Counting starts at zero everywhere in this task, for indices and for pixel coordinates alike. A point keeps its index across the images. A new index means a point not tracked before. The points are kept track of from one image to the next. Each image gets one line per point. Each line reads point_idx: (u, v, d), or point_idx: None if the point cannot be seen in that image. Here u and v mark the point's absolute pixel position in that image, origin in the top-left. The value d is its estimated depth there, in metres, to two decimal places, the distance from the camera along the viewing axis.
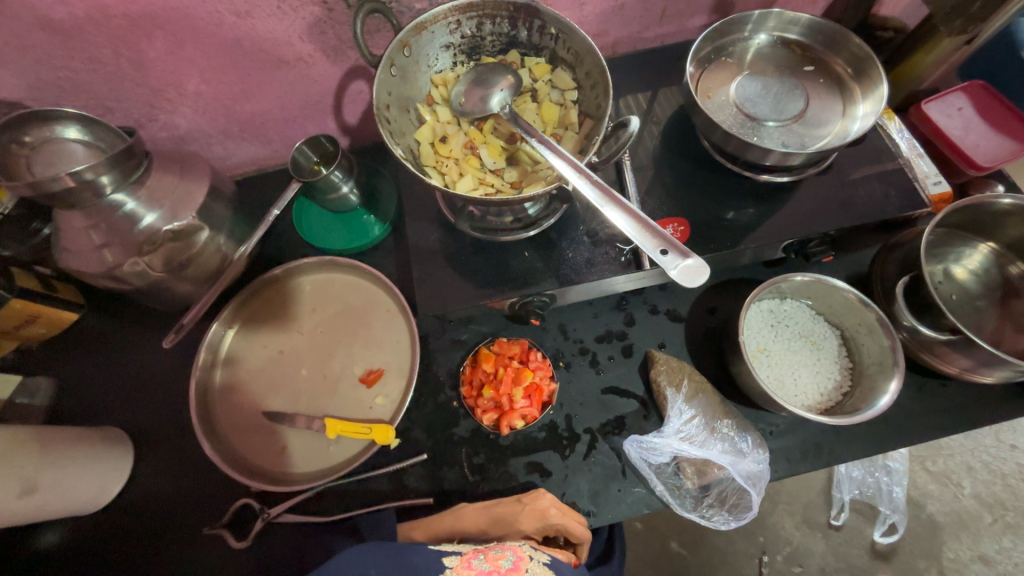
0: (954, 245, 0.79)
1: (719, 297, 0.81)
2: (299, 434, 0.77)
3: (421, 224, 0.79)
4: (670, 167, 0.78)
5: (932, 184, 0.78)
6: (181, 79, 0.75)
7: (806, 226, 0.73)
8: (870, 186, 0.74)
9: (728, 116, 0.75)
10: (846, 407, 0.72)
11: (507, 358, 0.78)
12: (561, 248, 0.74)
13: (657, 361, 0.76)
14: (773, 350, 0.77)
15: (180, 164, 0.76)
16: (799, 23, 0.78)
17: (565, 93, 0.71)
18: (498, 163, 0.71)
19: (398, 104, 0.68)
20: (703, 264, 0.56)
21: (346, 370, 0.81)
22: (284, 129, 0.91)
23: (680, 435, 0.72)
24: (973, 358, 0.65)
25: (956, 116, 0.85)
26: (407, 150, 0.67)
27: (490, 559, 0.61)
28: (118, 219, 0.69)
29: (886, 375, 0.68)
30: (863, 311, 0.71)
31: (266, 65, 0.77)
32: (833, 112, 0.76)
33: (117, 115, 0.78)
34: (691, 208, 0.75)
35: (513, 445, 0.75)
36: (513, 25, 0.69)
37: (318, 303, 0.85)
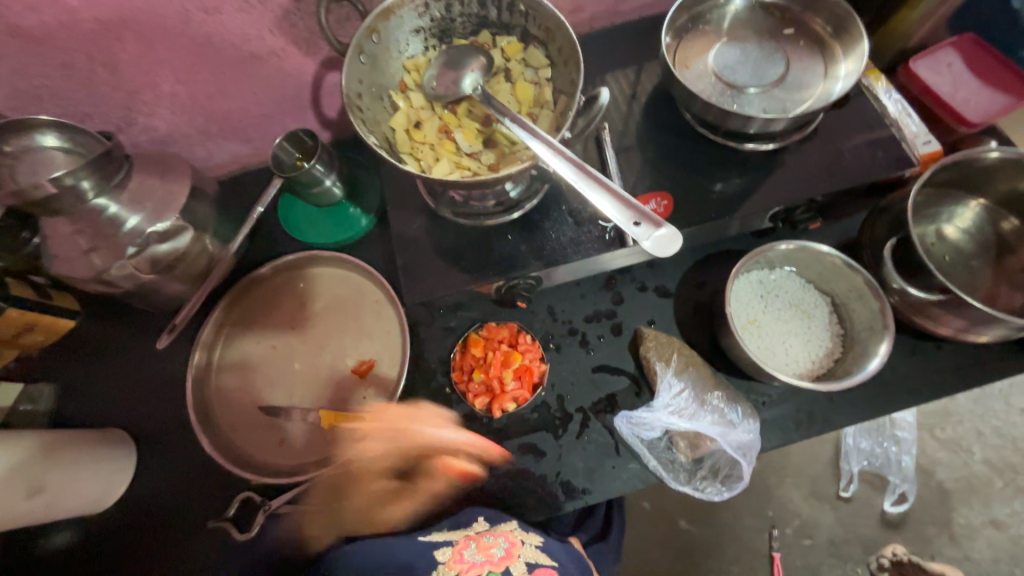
0: (945, 204, 0.78)
1: (708, 271, 0.81)
2: (296, 427, 0.78)
3: (404, 212, 0.78)
4: (652, 141, 0.77)
5: (922, 143, 0.76)
6: (156, 81, 0.75)
7: (790, 193, 0.72)
8: (856, 148, 0.73)
9: (707, 85, 0.73)
10: (838, 373, 0.71)
11: (496, 342, 0.78)
12: (544, 229, 0.74)
13: (645, 338, 0.75)
14: (764, 321, 0.76)
15: (161, 166, 0.77)
16: None
17: (539, 71, 0.70)
18: (475, 146, 0.70)
19: (370, 92, 0.67)
20: (677, 235, 0.55)
21: (338, 362, 0.81)
22: (265, 126, 0.91)
23: (670, 409, 0.71)
24: (965, 318, 0.64)
25: (946, 73, 0.82)
26: (381, 139, 0.67)
27: (482, 549, 0.62)
28: (102, 223, 0.70)
29: (877, 339, 0.67)
30: (852, 275, 0.70)
31: (239, 62, 0.77)
32: (816, 74, 0.74)
33: (96, 120, 0.78)
34: (674, 182, 0.74)
35: (507, 428, 0.76)
36: (482, 4, 0.68)
37: (307, 298, 0.85)
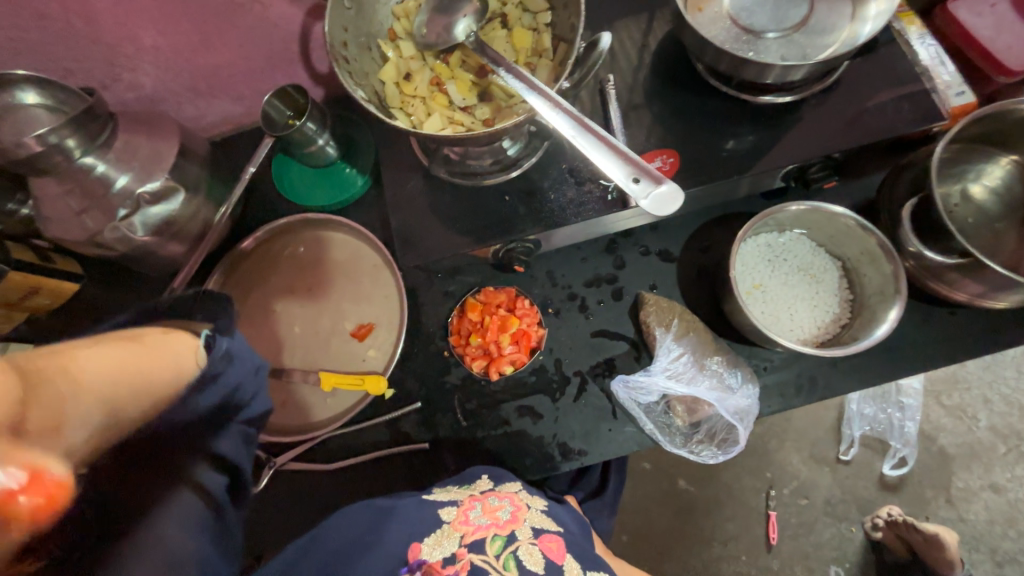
0: (972, 162, 0.73)
1: (714, 234, 0.78)
2: (297, 389, 0.79)
3: (398, 173, 0.76)
4: (660, 93, 0.72)
5: (955, 94, 0.71)
6: (136, 33, 0.72)
7: (805, 149, 0.68)
8: (881, 100, 0.67)
9: (722, 30, 0.67)
10: (844, 339, 0.69)
11: (493, 307, 0.78)
12: (542, 189, 0.71)
13: (646, 302, 0.74)
14: (770, 286, 0.73)
15: (148, 125, 0.74)
16: None
17: (538, 16, 0.64)
18: (468, 100, 0.66)
19: (356, 40, 0.63)
20: (678, 192, 0.52)
21: (337, 326, 0.81)
22: (253, 81, 0.87)
23: (668, 373, 0.71)
24: (984, 284, 0.61)
25: (987, 14, 0.74)
26: (370, 92, 0.63)
27: (488, 511, 0.63)
28: (92, 182, 0.69)
29: (887, 304, 0.65)
30: (865, 237, 0.66)
31: (221, 10, 0.72)
32: (842, 15, 0.67)
33: (78, 77, 0.75)
34: (681, 139, 0.70)
35: (504, 391, 0.76)
36: None
37: (305, 262, 0.85)
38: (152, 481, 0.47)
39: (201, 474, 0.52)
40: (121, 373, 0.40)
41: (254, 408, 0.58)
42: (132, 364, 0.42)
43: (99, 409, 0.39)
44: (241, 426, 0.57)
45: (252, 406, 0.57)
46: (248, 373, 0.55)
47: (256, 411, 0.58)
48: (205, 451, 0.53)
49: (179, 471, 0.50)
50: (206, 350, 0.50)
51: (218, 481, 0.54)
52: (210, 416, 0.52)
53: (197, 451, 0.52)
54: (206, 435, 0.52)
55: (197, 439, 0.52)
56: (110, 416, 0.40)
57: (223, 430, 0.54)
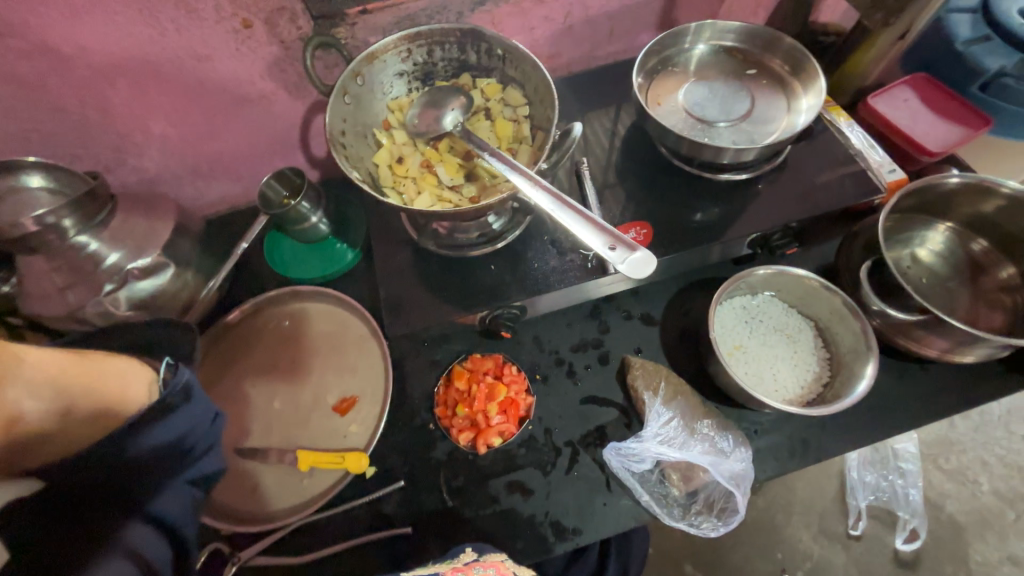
0: (915, 229, 0.79)
1: (692, 298, 0.81)
2: (271, 469, 0.74)
3: (389, 246, 0.79)
4: (630, 173, 0.80)
5: (888, 172, 0.79)
6: (147, 124, 0.78)
7: (764, 219, 0.74)
8: (824, 177, 0.76)
9: (679, 120, 0.77)
10: (828, 397, 0.70)
11: (481, 374, 0.77)
12: (526, 258, 0.75)
13: (632, 366, 0.75)
14: (750, 346, 0.75)
15: (147, 205, 0.78)
16: (735, 30, 0.80)
17: (517, 109, 0.73)
18: (456, 180, 0.72)
19: (354, 130, 0.70)
20: (651, 257, 0.57)
21: (319, 400, 0.79)
22: (254, 166, 0.93)
23: (659, 438, 0.69)
24: (948, 338, 0.64)
25: (903, 108, 0.87)
26: (364, 174, 0.69)
27: None
28: (82, 260, 0.70)
29: (862, 361, 0.67)
30: (830, 297, 0.70)
31: (231, 104, 0.80)
32: (780, 108, 0.78)
33: (85, 161, 0.79)
34: (652, 211, 0.76)
35: (493, 465, 0.73)
36: (462, 49, 0.71)
37: (290, 334, 0.84)
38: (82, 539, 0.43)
39: (135, 537, 0.45)
40: (84, 369, 0.44)
41: (204, 466, 0.51)
42: (96, 367, 0.45)
43: (48, 386, 0.41)
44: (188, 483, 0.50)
45: (203, 463, 0.51)
46: (204, 419, 0.50)
47: (206, 469, 0.52)
48: (140, 513, 0.46)
49: (111, 533, 0.44)
50: (162, 383, 0.50)
51: (153, 549, 0.46)
52: (148, 469, 0.46)
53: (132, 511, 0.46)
54: (142, 494, 0.46)
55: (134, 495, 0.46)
56: (56, 399, 0.42)
57: (163, 490, 0.48)
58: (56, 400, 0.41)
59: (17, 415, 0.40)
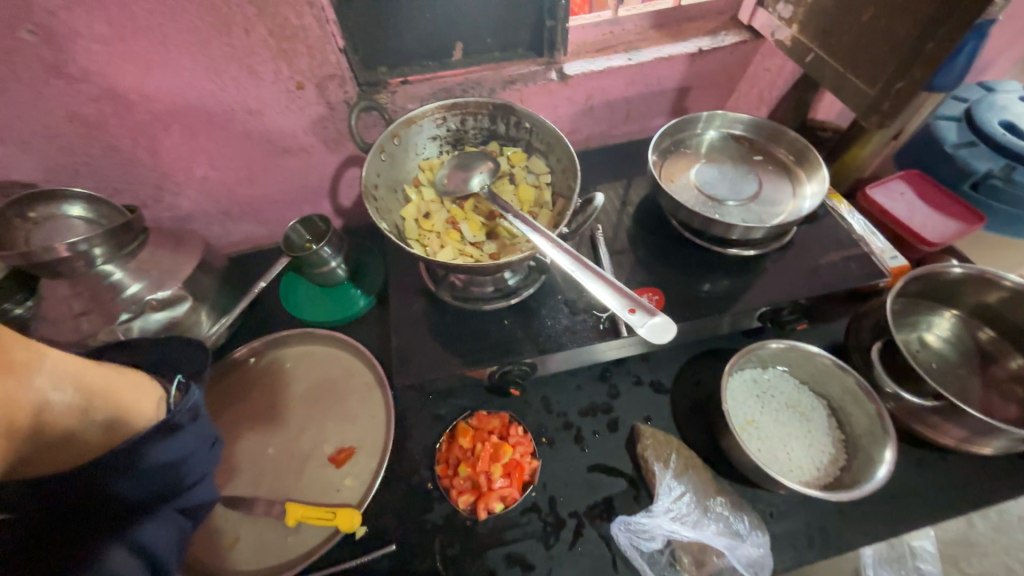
0: (923, 313, 0.81)
1: (702, 368, 0.81)
2: (255, 522, 0.70)
3: (405, 295, 0.81)
4: (642, 242, 0.84)
5: (889, 258, 0.81)
6: (191, 166, 0.83)
7: (774, 295, 0.76)
8: (831, 259, 0.79)
9: (691, 197, 0.81)
10: (846, 482, 0.67)
11: (486, 433, 0.74)
12: (540, 316, 0.76)
13: (643, 434, 0.73)
14: (763, 422, 0.74)
15: (176, 240, 0.80)
16: (742, 121, 0.87)
17: (540, 176, 0.78)
18: (478, 237, 0.75)
19: (386, 184, 0.74)
20: (671, 323, 0.57)
21: (315, 449, 0.76)
22: (282, 210, 0.97)
23: (671, 515, 0.66)
24: (965, 427, 0.63)
25: (900, 200, 0.93)
26: (391, 225, 0.72)
27: None
28: (103, 288, 0.71)
29: (879, 444, 0.65)
30: (843, 377, 0.70)
31: (272, 154, 0.85)
32: (786, 192, 0.83)
33: (124, 196, 0.83)
34: (664, 279, 0.79)
35: (492, 533, 0.68)
36: (493, 121, 0.78)
37: (295, 377, 0.83)
38: (61, 563, 0.40)
39: (118, 563, 0.41)
40: (108, 376, 0.46)
41: (195, 495, 0.50)
42: (116, 376, 0.47)
43: (73, 380, 0.42)
44: (178, 514, 0.48)
45: (195, 491, 0.50)
46: (201, 444, 0.49)
47: (196, 498, 0.51)
48: (123, 538, 0.43)
49: (91, 558, 0.41)
50: (169, 402, 0.51)
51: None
52: (139, 494, 0.44)
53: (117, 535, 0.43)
54: (131, 516, 0.44)
55: (121, 518, 0.44)
56: (78, 396, 0.42)
57: (150, 517, 0.46)
58: (81, 396, 0.42)
59: (43, 405, 0.40)
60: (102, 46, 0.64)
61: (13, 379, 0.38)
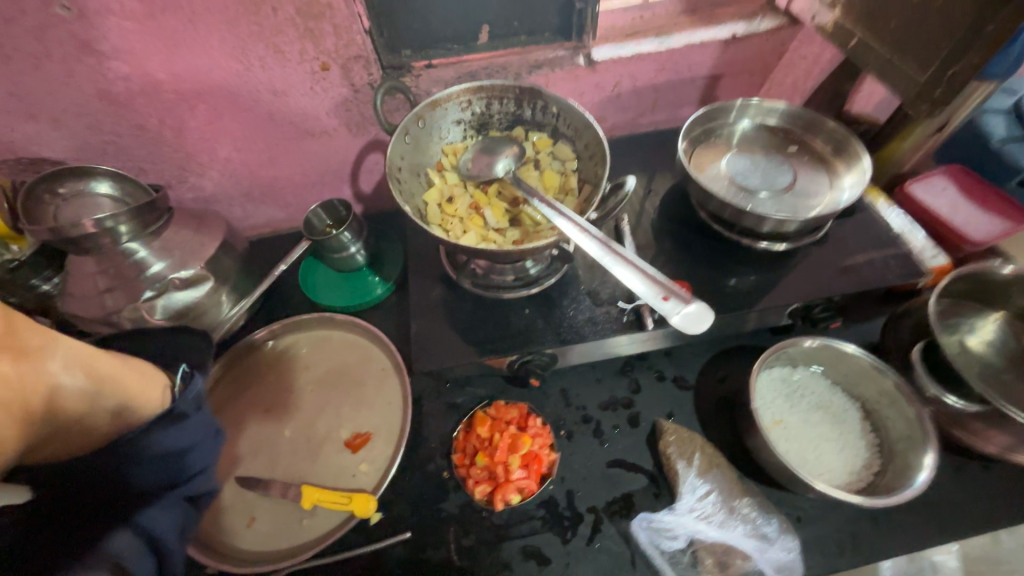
0: (965, 315, 0.77)
1: (727, 365, 0.78)
2: (271, 504, 0.70)
3: (424, 281, 0.80)
4: (668, 234, 0.81)
5: (930, 256, 0.78)
6: (215, 147, 0.83)
7: (807, 291, 0.73)
8: (868, 255, 0.76)
9: (722, 187, 0.78)
10: (880, 488, 0.64)
11: (504, 424, 0.72)
12: (562, 306, 0.74)
13: (666, 431, 0.70)
14: (792, 422, 0.71)
15: (199, 220, 0.81)
16: (778, 110, 0.84)
17: (566, 163, 0.76)
18: (501, 223, 0.73)
19: (409, 168, 0.73)
20: (708, 311, 0.55)
21: (332, 433, 0.75)
22: (303, 194, 0.97)
23: (696, 514, 0.65)
24: (1010, 433, 0.60)
25: (942, 197, 0.89)
26: (414, 209, 0.70)
27: None
28: (126, 266, 0.71)
29: (918, 450, 0.62)
30: (881, 378, 0.67)
31: (295, 136, 0.85)
32: (822, 185, 0.79)
33: (149, 176, 0.83)
34: (691, 273, 0.76)
35: (508, 525, 0.67)
36: (519, 105, 0.76)
37: (313, 361, 0.83)
38: (68, 542, 0.40)
39: (123, 546, 0.42)
40: (119, 363, 0.44)
41: (201, 483, 0.49)
42: (125, 365, 0.44)
43: (85, 363, 0.41)
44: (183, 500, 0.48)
45: (201, 480, 0.49)
46: (207, 432, 0.49)
47: (202, 486, 0.50)
48: (130, 522, 0.44)
49: (97, 539, 0.41)
50: (175, 390, 0.48)
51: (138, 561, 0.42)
52: (144, 478, 0.44)
53: (122, 518, 0.43)
54: (137, 500, 0.45)
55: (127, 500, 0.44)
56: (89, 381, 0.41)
57: (157, 502, 0.46)
58: (92, 379, 0.41)
59: (55, 387, 0.39)
60: (132, 22, 0.64)
61: (21, 361, 0.37)
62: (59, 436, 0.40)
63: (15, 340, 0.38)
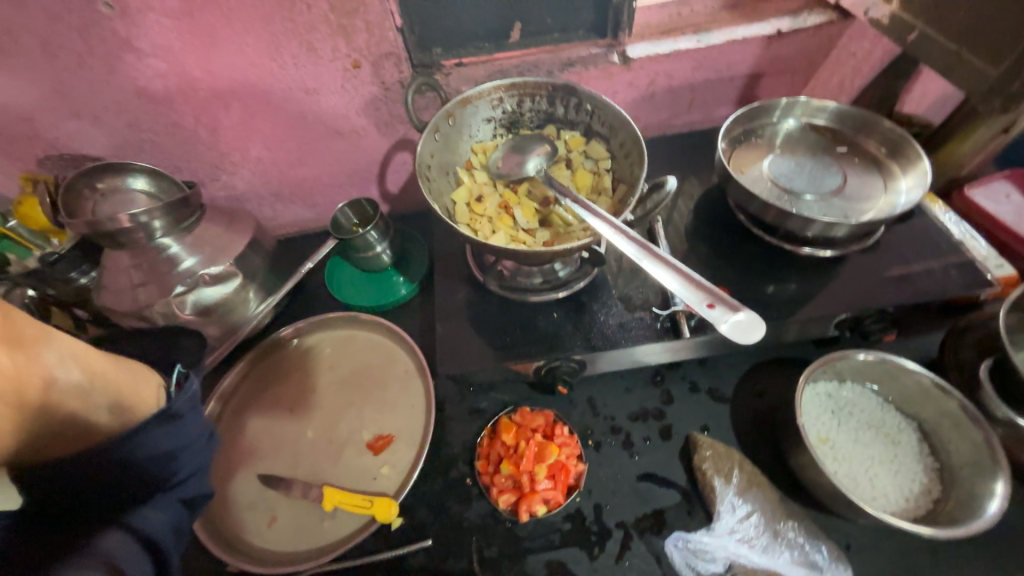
0: None
1: (767, 377, 0.74)
2: (293, 504, 0.69)
3: (450, 282, 0.78)
4: (704, 238, 0.77)
5: (994, 266, 0.72)
6: (246, 145, 0.83)
7: (857, 301, 0.68)
8: (926, 264, 0.70)
9: (764, 189, 0.74)
10: (942, 518, 0.58)
11: (530, 431, 0.69)
12: (592, 310, 0.71)
13: (700, 445, 0.67)
14: (840, 442, 0.66)
15: (230, 217, 0.81)
16: (826, 109, 0.79)
17: (599, 162, 0.73)
18: (531, 223, 0.71)
19: (439, 166, 0.71)
20: (757, 319, 0.51)
21: (354, 435, 0.74)
22: (331, 194, 0.97)
23: (737, 537, 0.61)
24: None
25: (1005, 203, 0.82)
26: (443, 208, 0.69)
27: None
28: (160, 261, 0.72)
29: (987, 478, 0.57)
30: (943, 398, 0.61)
31: (324, 136, 0.85)
32: (874, 187, 0.74)
33: (184, 173, 0.85)
34: (728, 279, 0.72)
35: (533, 537, 0.65)
36: (551, 102, 0.74)
37: (337, 360, 0.82)
38: (58, 541, 0.42)
39: (116, 546, 0.42)
40: (111, 361, 0.45)
41: (195, 484, 0.50)
42: (119, 364, 0.46)
43: (80, 360, 0.41)
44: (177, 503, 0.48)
45: (193, 483, 0.50)
46: (200, 435, 0.49)
47: (197, 489, 0.50)
48: (124, 523, 0.44)
49: (87, 539, 0.42)
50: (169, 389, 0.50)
51: (134, 563, 0.42)
52: (140, 480, 0.45)
53: (116, 518, 0.44)
54: (132, 500, 0.46)
55: (121, 501, 0.45)
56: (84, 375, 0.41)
57: (150, 503, 0.46)
58: (88, 376, 0.41)
59: (50, 380, 0.39)
60: (171, 20, 0.65)
61: (18, 353, 0.37)
62: (50, 433, 0.40)
63: (13, 330, 0.37)
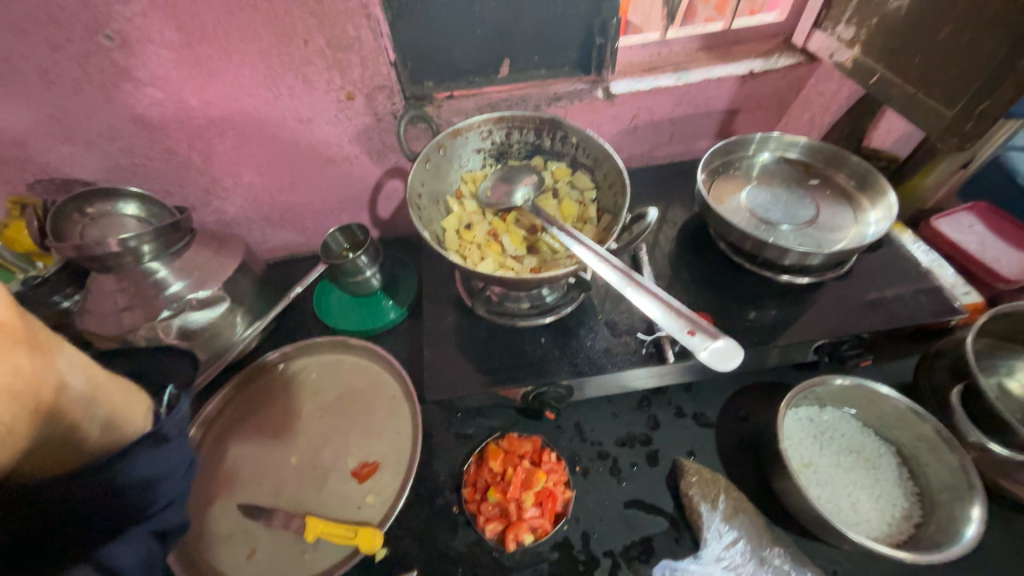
0: (1002, 357, 0.73)
1: (750, 402, 0.75)
2: (273, 535, 0.67)
3: (438, 307, 0.79)
4: (687, 265, 0.80)
5: (962, 293, 0.76)
6: (239, 171, 0.85)
7: (834, 327, 0.70)
8: (897, 292, 0.73)
9: (742, 219, 0.77)
10: (923, 543, 0.59)
11: (517, 457, 0.69)
12: (579, 335, 0.73)
13: (687, 471, 0.67)
14: (822, 466, 0.67)
15: (219, 241, 0.82)
16: (798, 144, 0.84)
17: (584, 192, 0.76)
18: (519, 251, 0.73)
19: (429, 195, 0.73)
20: (735, 347, 0.53)
21: (340, 462, 0.73)
22: (321, 219, 0.99)
23: (723, 564, 0.60)
24: None
25: (969, 233, 0.86)
26: (432, 235, 0.71)
27: None
28: (147, 285, 0.72)
29: (964, 502, 0.58)
30: (918, 422, 0.63)
31: (317, 163, 0.87)
32: (846, 218, 0.78)
33: (175, 198, 0.85)
34: (710, 305, 0.74)
35: (520, 567, 0.64)
36: (538, 135, 0.77)
37: (324, 385, 0.81)
38: None
39: None
40: (109, 378, 0.46)
41: (169, 515, 0.47)
42: (115, 381, 0.47)
43: (85, 370, 0.43)
44: (147, 536, 0.46)
45: (167, 513, 0.47)
46: (180, 462, 0.47)
47: (171, 520, 0.48)
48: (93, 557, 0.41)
49: None
50: (156, 412, 0.50)
51: None
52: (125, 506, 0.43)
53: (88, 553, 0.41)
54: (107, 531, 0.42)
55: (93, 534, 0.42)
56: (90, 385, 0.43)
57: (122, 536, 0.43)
58: (91, 386, 0.43)
59: (61, 385, 0.40)
60: (170, 52, 0.67)
61: (37, 357, 0.39)
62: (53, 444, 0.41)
63: (32, 335, 0.39)
